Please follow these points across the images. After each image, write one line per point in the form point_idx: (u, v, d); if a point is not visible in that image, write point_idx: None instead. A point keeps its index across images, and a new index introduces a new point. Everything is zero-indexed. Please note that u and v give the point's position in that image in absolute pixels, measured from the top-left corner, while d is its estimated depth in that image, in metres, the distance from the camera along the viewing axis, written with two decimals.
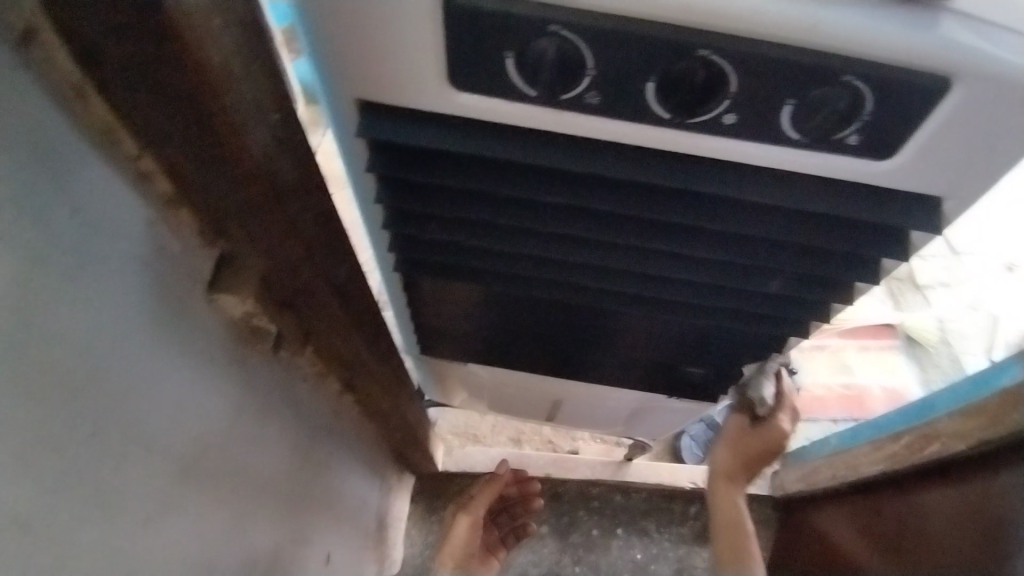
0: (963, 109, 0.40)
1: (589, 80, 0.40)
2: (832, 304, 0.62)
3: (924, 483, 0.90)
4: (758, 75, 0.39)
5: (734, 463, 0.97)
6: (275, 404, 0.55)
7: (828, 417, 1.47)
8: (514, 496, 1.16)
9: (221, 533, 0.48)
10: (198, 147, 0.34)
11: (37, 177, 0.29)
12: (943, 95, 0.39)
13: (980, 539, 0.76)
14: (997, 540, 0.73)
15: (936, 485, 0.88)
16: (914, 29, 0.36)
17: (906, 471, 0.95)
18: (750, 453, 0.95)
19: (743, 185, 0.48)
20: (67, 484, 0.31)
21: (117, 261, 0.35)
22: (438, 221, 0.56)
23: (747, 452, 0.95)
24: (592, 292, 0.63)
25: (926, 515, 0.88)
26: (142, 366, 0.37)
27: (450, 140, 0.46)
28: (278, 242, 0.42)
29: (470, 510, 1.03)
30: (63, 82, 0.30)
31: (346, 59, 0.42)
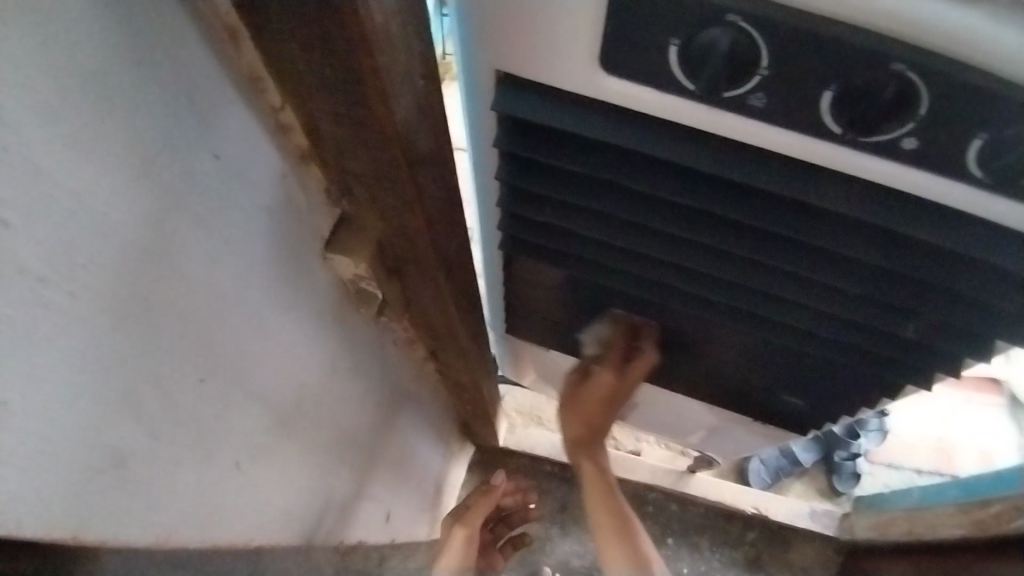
0: None
1: (758, 80, 0.36)
2: (969, 359, 0.55)
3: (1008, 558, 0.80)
4: (957, 102, 0.34)
5: (583, 415, 0.77)
6: (366, 362, 0.56)
7: (913, 466, 1.35)
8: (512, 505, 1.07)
9: (299, 478, 0.50)
10: (338, 107, 0.34)
11: (185, 122, 0.29)
12: None
13: None
14: None
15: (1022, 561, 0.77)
16: None
17: (984, 539, 0.85)
18: (594, 401, 0.75)
19: (902, 219, 0.43)
20: (169, 423, 0.33)
21: (246, 210, 0.35)
22: (553, 207, 0.54)
23: (586, 407, 0.76)
24: (698, 303, 0.59)
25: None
26: (253, 315, 0.38)
27: (585, 127, 0.43)
28: (397, 210, 0.41)
29: (465, 523, 0.91)
30: (220, 25, 0.30)
31: (492, 27, 0.39)
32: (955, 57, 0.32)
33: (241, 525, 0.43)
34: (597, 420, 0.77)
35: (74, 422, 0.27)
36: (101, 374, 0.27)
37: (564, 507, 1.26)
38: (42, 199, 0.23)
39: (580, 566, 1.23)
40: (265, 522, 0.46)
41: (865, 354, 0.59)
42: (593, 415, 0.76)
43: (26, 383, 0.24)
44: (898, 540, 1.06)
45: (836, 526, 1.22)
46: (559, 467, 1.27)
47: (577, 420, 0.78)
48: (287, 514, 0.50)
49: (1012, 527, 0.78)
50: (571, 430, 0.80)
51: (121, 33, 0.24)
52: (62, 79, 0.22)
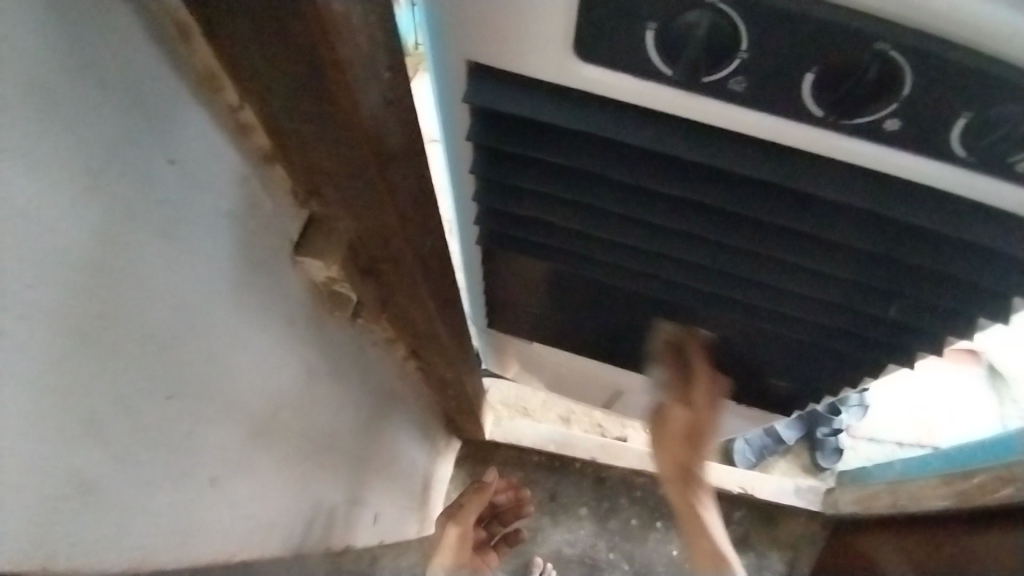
0: None
1: (738, 63, 0.35)
2: (950, 337, 0.56)
3: (994, 527, 0.84)
4: (941, 81, 0.33)
5: (674, 456, 0.70)
6: (345, 366, 0.55)
7: (893, 438, 1.38)
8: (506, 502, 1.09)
9: (283, 488, 0.49)
10: (302, 104, 0.32)
11: (134, 125, 0.27)
12: None
13: None
14: None
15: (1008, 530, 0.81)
16: None
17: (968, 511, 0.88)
18: (677, 436, 0.69)
19: (884, 201, 0.42)
20: (138, 444, 0.31)
21: (208, 216, 0.33)
22: (532, 199, 0.52)
23: (670, 439, 0.70)
24: (681, 290, 0.58)
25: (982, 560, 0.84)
26: (222, 325, 0.36)
27: (563, 117, 0.42)
28: (369, 210, 0.40)
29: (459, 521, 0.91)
30: (168, 21, 0.28)
31: (461, 14, 0.38)
32: (941, 35, 0.31)
33: (226, 543, 0.41)
34: (693, 457, 0.70)
35: (34, 453, 0.25)
36: (62, 400, 0.26)
37: (554, 496, 1.27)
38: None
39: (572, 554, 1.24)
40: (250, 537, 0.45)
41: (848, 336, 0.59)
42: (679, 454, 0.69)
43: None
44: (880, 513, 1.08)
45: (820, 501, 1.24)
46: (547, 457, 1.27)
47: (662, 458, 0.72)
48: (273, 526, 0.48)
49: (997, 497, 0.82)
50: (673, 478, 0.71)
51: (55, 32, 0.22)
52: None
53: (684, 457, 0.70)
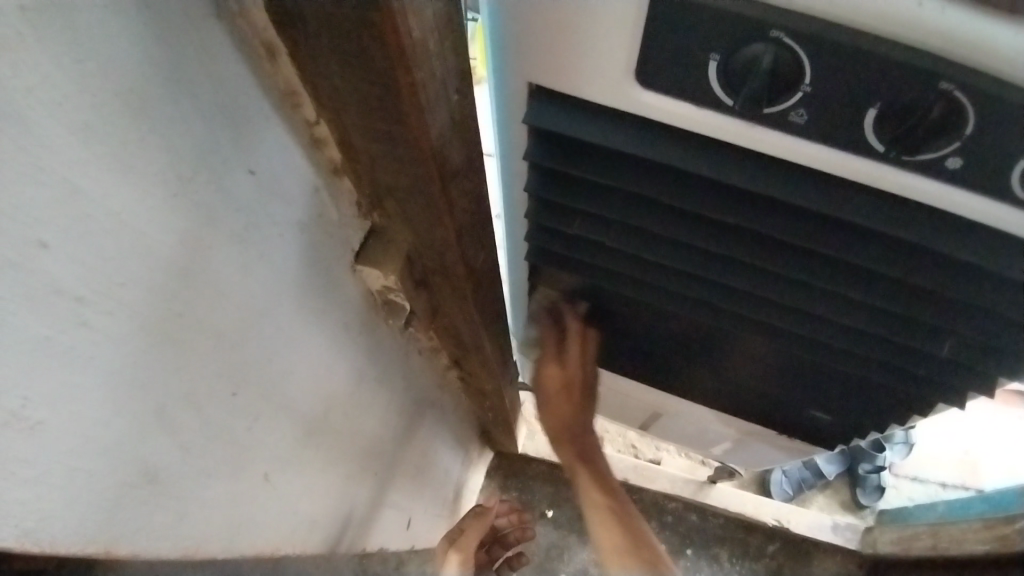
0: None
1: (800, 96, 0.35)
2: (1008, 380, 0.54)
3: None
4: (1012, 118, 0.32)
5: (555, 410, 0.73)
6: (392, 375, 0.56)
7: (937, 480, 1.33)
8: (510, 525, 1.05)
9: (326, 491, 0.50)
10: (371, 121, 0.33)
11: (221, 135, 0.29)
12: None
13: None
14: None
15: None
16: None
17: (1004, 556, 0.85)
18: (557, 387, 0.72)
19: (944, 236, 0.41)
20: (200, 436, 0.33)
21: (280, 223, 0.35)
22: (586, 219, 0.53)
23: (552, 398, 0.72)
24: (728, 317, 0.58)
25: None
26: (286, 327, 0.38)
27: (619, 140, 0.43)
28: (429, 227, 0.41)
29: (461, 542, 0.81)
30: (258, 41, 0.30)
31: (528, 41, 0.39)
32: (1002, 74, 0.31)
33: (271, 534, 0.43)
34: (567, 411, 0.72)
35: (114, 441, 0.27)
36: (138, 392, 0.28)
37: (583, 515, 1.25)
38: (65, 233, 0.22)
39: None
40: (294, 532, 0.46)
41: (901, 373, 0.57)
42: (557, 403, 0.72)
43: (61, 401, 0.24)
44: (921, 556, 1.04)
45: (859, 539, 1.19)
46: None
47: (547, 414, 0.73)
48: (317, 522, 0.50)
49: None
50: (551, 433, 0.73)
51: (161, 53, 0.24)
52: (98, 101, 0.22)
53: (564, 409, 0.71)
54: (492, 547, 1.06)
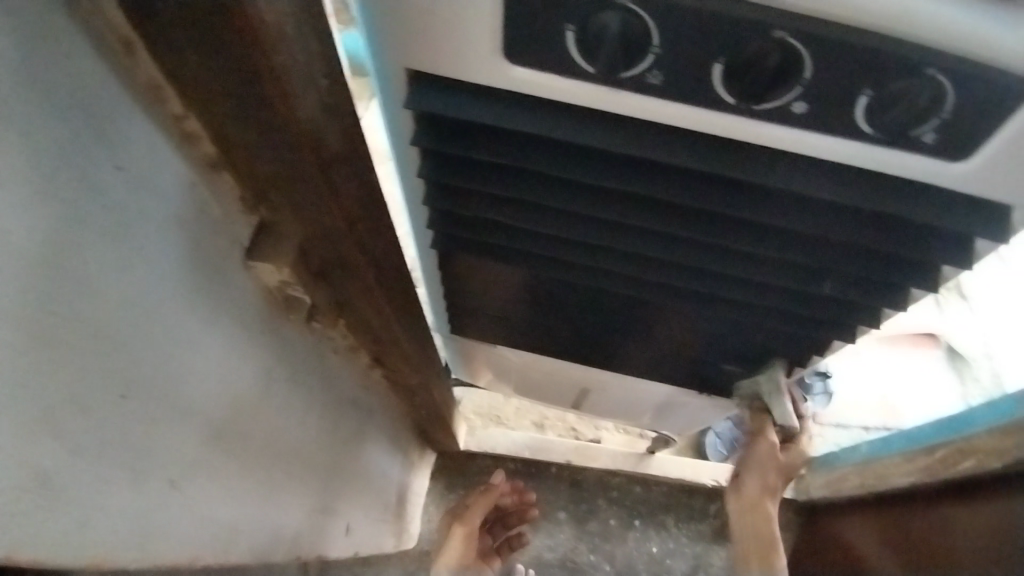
0: None
1: (652, 59, 0.37)
2: (884, 310, 0.59)
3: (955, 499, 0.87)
4: (838, 63, 0.36)
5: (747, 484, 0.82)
6: (304, 374, 0.56)
7: (859, 424, 1.42)
8: (511, 505, 1.10)
9: (245, 499, 0.49)
10: (239, 110, 0.34)
11: (80, 130, 0.29)
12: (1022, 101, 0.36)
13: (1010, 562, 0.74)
14: None
15: (969, 501, 0.84)
16: (1002, 23, 0.33)
17: (934, 486, 0.91)
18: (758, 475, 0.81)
19: (802, 178, 0.45)
20: (92, 441, 0.32)
21: (155, 220, 0.35)
22: (482, 199, 0.54)
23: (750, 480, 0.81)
24: (630, 282, 0.61)
25: (956, 539, 0.84)
26: (175, 327, 0.37)
27: (497, 118, 0.45)
28: (317, 213, 0.42)
29: (463, 522, 0.97)
30: (111, 36, 0.30)
31: (398, 27, 0.40)
32: (822, 19, 0.34)
33: (189, 540, 0.42)
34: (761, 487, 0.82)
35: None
36: (19, 395, 0.27)
37: None
38: None
39: (553, 559, 1.26)
40: (214, 542, 0.45)
41: (792, 317, 0.62)
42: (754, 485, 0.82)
43: None
44: (850, 494, 1.12)
45: (792, 487, 1.28)
46: (523, 464, 1.28)
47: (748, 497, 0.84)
48: (238, 531, 0.49)
49: (959, 470, 0.85)
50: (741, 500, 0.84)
51: (5, 44, 0.24)
52: None
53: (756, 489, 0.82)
54: (493, 525, 1.12)
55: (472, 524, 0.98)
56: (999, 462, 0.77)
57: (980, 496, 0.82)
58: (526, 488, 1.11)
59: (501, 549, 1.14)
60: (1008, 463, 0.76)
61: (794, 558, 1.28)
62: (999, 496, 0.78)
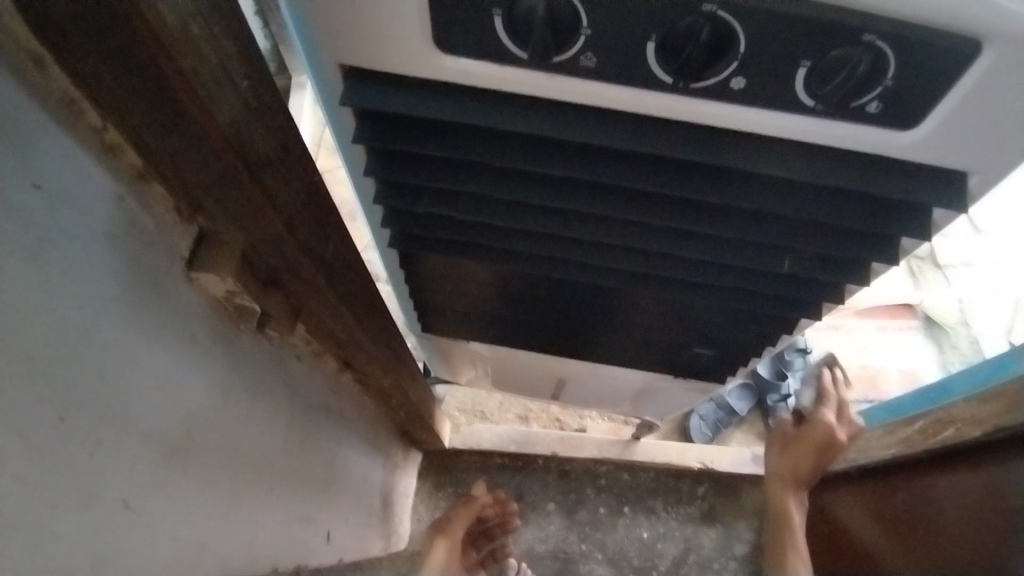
0: (984, 78, 0.36)
1: (584, 41, 0.37)
2: (849, 286, 0.58)
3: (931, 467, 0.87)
4: (773, 32, 0.35)
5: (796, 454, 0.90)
6: (264, 382, 0.55)
7: (841, 398, 1.42)
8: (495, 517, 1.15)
9: (209, 513, 0.48)
10: (157, 117, 0.33)
11: None
12: (962, 63, 0.36)
13: (984, 530, 0.74)
14: (999, 530, 0.71)
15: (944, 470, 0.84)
16: None
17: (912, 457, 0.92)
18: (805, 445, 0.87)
19: (750, 156, 0.45)
20: (33, 466, 0.31)
21: (84, 238, 0.33)
22: (433, 196, 0.54)
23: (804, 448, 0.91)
24: (594, 270, 0.60)
25: (937, 505, 0.84)
26: (117, 345, 0.36)
27: (433, 110, 0.44)
28: (254, 219, 0.41)
29: (446, 535, 0.99)
30: (18, 52, 0.29)
31: (322, 23, 0.39)
32: None
33: (149, 561, 0.41)
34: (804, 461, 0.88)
35: None
36: None
37: (520, 496, 1.28)
38: None
39: (544, 551, 1.26)
40: (177, 561, 0.44)
41: (759, 297, 0.61)
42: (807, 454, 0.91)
43: None
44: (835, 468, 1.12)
45: None
46: (509, 458, 1.29)
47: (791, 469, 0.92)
48: (205, 549, 0.48)
49: (939, 439, 0.86)
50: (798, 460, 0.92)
51: None
52: None
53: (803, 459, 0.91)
54: (478, 538, 1.15)
55: (455, 536, 0.99)
56: (974, 430, 0.78)
57: (954, 462, 0.82)
58: (508, 500, 1.16)
59: (485, 560, 1.16)
60: (986, 431, 0.76)
61: None
62: (975, 464, 0.78)
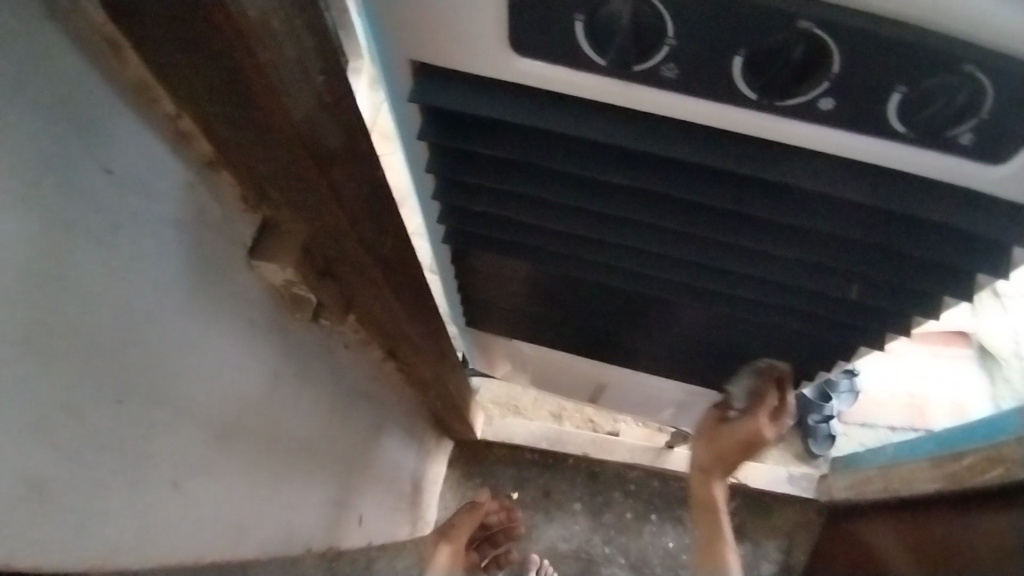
0: None
1: (667, 51, 0.35)
2: (915, 317, 0.55)
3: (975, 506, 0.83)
4: (871, 53, 0.33)
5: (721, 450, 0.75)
6: (313, 368, 0.56)
7: (886, 424, 1.38)
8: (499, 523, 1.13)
9: (250, 495, 0.49)
10: (231, 109, 0.33)
11: (69, 137, 0.28)
12: None
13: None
14: None
15: (987, 509, 0.81)
16: None
17: (957, 493, 0.88)
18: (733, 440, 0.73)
19: (830, 180, 0.42)
20: (88, 446, 0.31)
21: (152, 224, 0.34)
22: (492, 196, 0.53)
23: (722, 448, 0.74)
24: (648, 281, 0.59)
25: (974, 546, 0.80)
26: (177, 329, 0.37)
27: (501, 112, 0.43)
28: (319, 212, 0.41)
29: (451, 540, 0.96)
30: (97, 37, 0.29)
31: (397, 19, 0.39)
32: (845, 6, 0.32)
33: (191, 543, 0.42)
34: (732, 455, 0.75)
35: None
36: (17, 407, 0.27)
37: (547, 493, 1.28)
38: None
39: (567, 550, 1.26)
40: (219, 541, 0.45)
41: (818, 321, 0.59)
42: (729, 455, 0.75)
43: None
44: (875, 497, 1.08)
45: (814, 487, 1.27)
46: (539, 454, 1.29)
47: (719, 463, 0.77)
48: (244, 529, 0.49)
49: (985, 478, 0.81)
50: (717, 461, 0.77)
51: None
52: None
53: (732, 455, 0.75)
54: (481, 544, 1.13)
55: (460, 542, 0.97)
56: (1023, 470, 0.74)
57: (1000, 504, 0.79)
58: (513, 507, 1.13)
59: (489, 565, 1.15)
60: None
61: (812, 557, 1.26)
62: (1022, 506, 0.74)
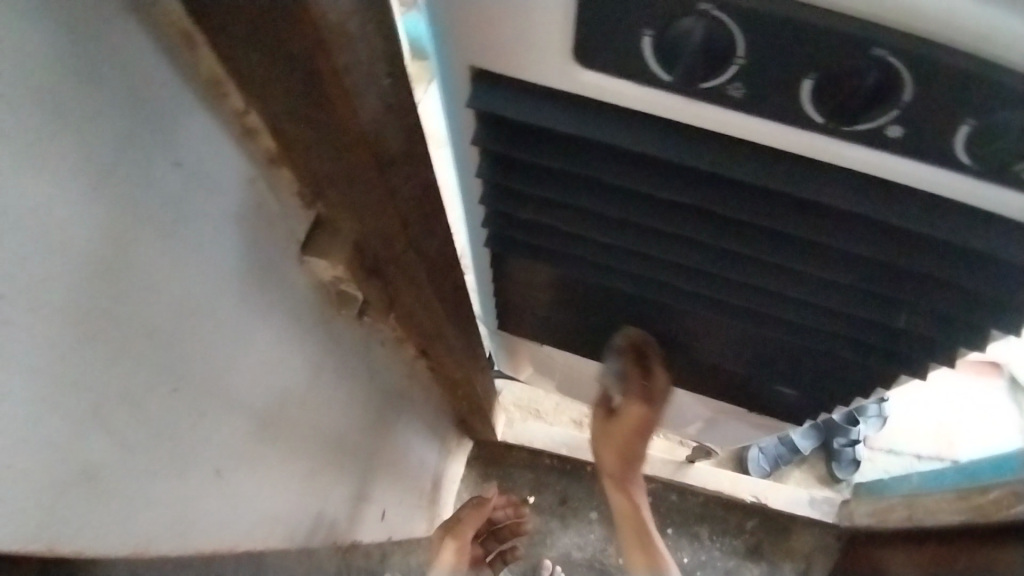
0: None
1: (735, 70, 0.35)
2: (962, 350, 0.54)
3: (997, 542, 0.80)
4: (948, 83, 0.32)
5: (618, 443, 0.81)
6: (351, 363, 0.56)
7: (912, 452, 1.36)
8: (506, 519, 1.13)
9: (284, 486, 0.50)
10: (299, 108, 0.33)
11: (142, 131, 0.28)
12: None
13: None
14: None
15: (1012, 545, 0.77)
16: None
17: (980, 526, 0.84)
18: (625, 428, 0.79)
19: (890, 207, 0.41)
20: (139, 434, 0.32)
21: (214, 218, 0.34)
22: (538, 203, 0.53)
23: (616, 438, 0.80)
24: (689, 296, 0.58)
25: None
26: (229, 323, 0.38)
27: (557, 122, 0.43)
28: (373, 212, 0.41)
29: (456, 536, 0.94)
30: (173, 31, 0.29)
31: (462, 25, 0.39)
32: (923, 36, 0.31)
33: (227, 531, 0.42)
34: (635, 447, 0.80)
35: (57, 441, 0.27)
36: (76, 395, 0.27)
37: (564, 499, 1.28)
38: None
39: (580, 558, 1.26)
40: (252, 529, 0.46)
41: (860, 347, 0.58)
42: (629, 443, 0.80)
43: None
44: (897, 526, 1.05)
45: (835, 512, 1.25)
46: (558, 459, 1.29)
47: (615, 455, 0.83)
48: (276, 519, 0.50)
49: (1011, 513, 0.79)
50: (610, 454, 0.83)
51: (73, 51, 0.24)
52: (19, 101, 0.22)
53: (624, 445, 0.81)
54: (486, 539, 1.13)
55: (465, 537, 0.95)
56: None
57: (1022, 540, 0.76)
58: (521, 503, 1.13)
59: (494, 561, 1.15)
60: None
61: None
62: None
